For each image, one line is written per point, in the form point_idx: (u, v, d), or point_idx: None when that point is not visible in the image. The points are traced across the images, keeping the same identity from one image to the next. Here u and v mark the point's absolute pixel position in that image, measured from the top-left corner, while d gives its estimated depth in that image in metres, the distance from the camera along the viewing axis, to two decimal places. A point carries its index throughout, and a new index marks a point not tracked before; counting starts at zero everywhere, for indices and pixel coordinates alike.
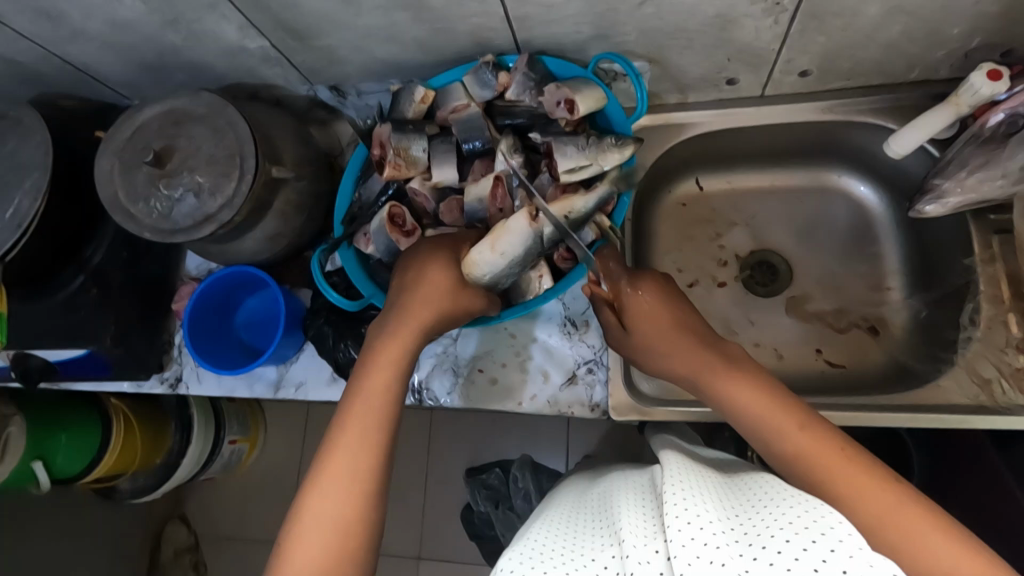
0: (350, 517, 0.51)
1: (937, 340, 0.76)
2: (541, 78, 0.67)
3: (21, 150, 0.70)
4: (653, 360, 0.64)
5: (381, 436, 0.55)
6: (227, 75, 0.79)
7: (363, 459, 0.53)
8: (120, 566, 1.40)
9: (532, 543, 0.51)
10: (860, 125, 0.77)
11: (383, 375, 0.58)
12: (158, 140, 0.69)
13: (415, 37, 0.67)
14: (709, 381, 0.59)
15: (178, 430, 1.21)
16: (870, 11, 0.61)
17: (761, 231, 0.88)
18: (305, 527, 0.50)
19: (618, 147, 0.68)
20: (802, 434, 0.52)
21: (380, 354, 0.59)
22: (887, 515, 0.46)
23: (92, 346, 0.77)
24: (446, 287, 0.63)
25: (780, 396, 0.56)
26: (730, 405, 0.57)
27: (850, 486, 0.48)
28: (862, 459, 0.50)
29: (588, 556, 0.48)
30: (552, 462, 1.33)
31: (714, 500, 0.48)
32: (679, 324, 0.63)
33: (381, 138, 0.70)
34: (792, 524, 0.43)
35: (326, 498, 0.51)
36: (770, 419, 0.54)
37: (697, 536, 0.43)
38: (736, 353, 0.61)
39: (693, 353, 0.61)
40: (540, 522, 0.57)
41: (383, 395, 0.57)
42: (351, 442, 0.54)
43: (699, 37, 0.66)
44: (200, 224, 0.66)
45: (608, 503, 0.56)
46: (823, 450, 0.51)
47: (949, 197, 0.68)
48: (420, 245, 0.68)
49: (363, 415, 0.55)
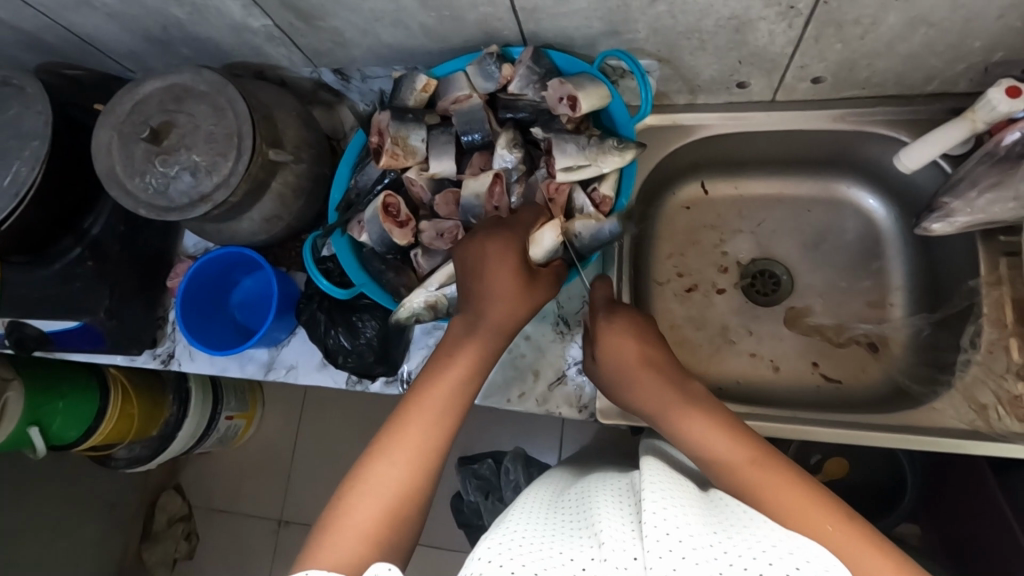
0: (394, 511, 0.49)
1: (936, 361, 0.74)
2: (546, 72, 0.66)
3: (23, 119, 0.70)
4: (621, 391, 0.63)
5: (449, 430, 0.54)
6: (232, 53, 0.78)
7: (426, 449, 0.52)
8: (112, 531, 1.42)
9: (507, 533, 0.50)
10: (873, 136, 0.75)
11: (461, 371, 0.57)
12: (157, 115, 0.68)
13: (421, 23, 0.65)
14: (674, 420, 0.58)
15: (175, 404, 1.22)
16: (891, 20, 0.59)
17: (765, 239, 0.87)
18: (357, 504, 0.48)
19: (620, 150, 0.67)
20: (759, 473, 0.51)
21: (463, 351, 0.58)
22: (855, 557, 0.44)
23: (86, 318, 0.77)
24: (517, 287, 0.61)
25: (740, 433, 0.54)
26: (696, 449, 0.55)
27: (817, 528, 0.46)
28: (823, 499, 0.48)
29: (565, 553, 0.47)
30: (543, 456, 1.34)
31: (696, 512, 0.48)
32: (646, 359, 0.63)
33: (380, 126, 0.69)
34: (772, 547, 0.42)
35: (381, 479, 0.50)
36: (731, 461, 0.53)
37: (676, 550, 0.43)
38: (698, 390, 0.59)
39: (660, 388, 0.60)
40: (513, 513, 0.56)
41: (460, 392, 0.56)
42: (418, 432, 0.52)
43: (712, 38, 0.64)
44: (195, 203, 0.65)
45: (591, 505, 0.54)
46: (785, 490, 0.49)
47: (958, 216, 0.66)
48: (482, 236, 0.63)
49: (424, 412, 0.54)
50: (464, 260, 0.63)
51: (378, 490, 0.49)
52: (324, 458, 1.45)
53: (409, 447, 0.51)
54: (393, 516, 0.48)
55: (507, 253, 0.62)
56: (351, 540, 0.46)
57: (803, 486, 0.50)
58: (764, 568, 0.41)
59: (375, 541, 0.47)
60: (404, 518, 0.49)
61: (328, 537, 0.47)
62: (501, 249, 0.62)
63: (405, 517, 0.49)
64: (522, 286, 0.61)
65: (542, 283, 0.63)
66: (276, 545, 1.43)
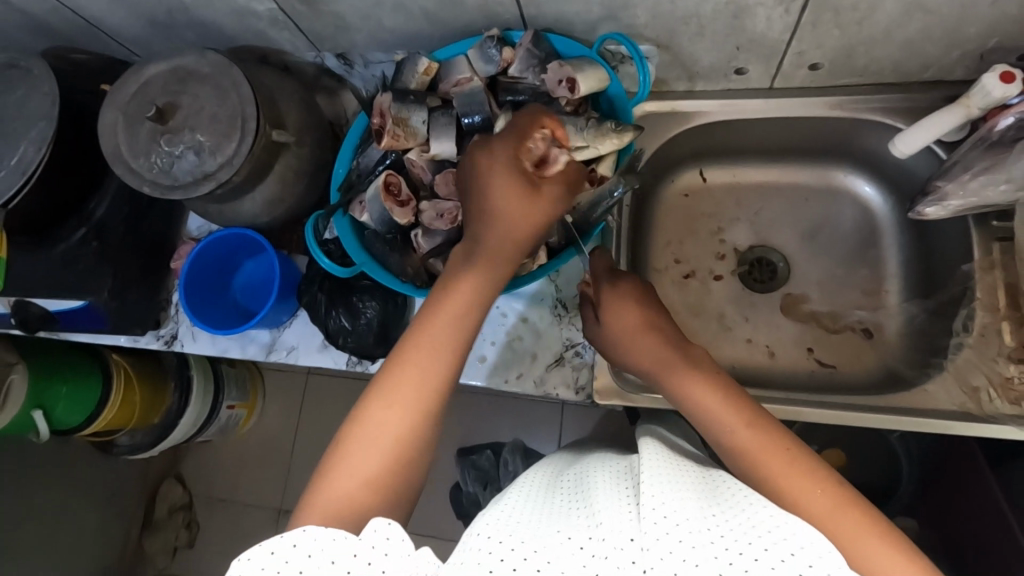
0: (391, 456, 0.50)
1: (930, 346, 0.75)
2: (546, 56, 0.67)
3: (29, 100, 0.71)
4: (620, 352, 0.65)
5: (448, 372, 0.54)
6: (236, 37, 0.79)
7: (423, 391, 0.53)
8: (114, 517, 1.43)
9: (504, 514, 0.51)
10: (869, 124, 0.76)
11: (459, 305, 0.57)
12: (162, 96, 0.69)
13: (423, 7, 0.66)
14: (672, 379, 0.59)
15: (176, 393, 1.23)
16: (886, 6, 0.60)
17: (762, 227, 0.87)
18: (356, 453, 0.50)
19: (618, 132, 0.68)
20: (753, 432, 0.52)
21: (460, 283, 0.58)
22: (834, 521, 0.46)
23: (91, 298, 0.78)
24: (520, 200, 0.60)
25: (738, 398, 0.55)
26: (691, 407, 0.57)
27: (801, 493, 0.48)
28: (812, 465, 0.50)
29: (563, 531, 0.47)
30: (542, 446, 1.35)
31: (694, 496, 0.49)
32: (648, 324, 0.64)
33: (381, 107, 0.70)
34: (767, 533, 0.43)
35: (379, 425, 0.51)
36: (726, 420, 0.54)
37: (674, 534, 0.44)
38: (700, 353, 0.61)
39: (660, 351, 0.62)
40: (511, 493, 0.57)
41: (457, 327, 0.56)
42: (415, 376, 0.53)
43: (710, 24, 0.65)
44: (199, 182, 0.66)
45: (589, 485, 0.55)
46: (774, 454, 0.51)
47: (951, 199, 0.68)
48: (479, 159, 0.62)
49: (422, 351, 0.54)
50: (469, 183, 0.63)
51: (377, 437, 0.51)
52: (325, 448, 1.46)
53: (407, 391, 0.52)
54: (393, 462, 0.50)
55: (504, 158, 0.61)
56: (352, 487, 0.49)
57: (793, 451, 0.51)
58: (760, 555, 0.41)
59: (376, 487, 0.49)
60: (404, 461, 0.51)
61: (329, 480, 0.49)
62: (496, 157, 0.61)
63: (406, 460, 0.51)
64: (525, 199, 0.60)
65: (547, 193, 0.61)
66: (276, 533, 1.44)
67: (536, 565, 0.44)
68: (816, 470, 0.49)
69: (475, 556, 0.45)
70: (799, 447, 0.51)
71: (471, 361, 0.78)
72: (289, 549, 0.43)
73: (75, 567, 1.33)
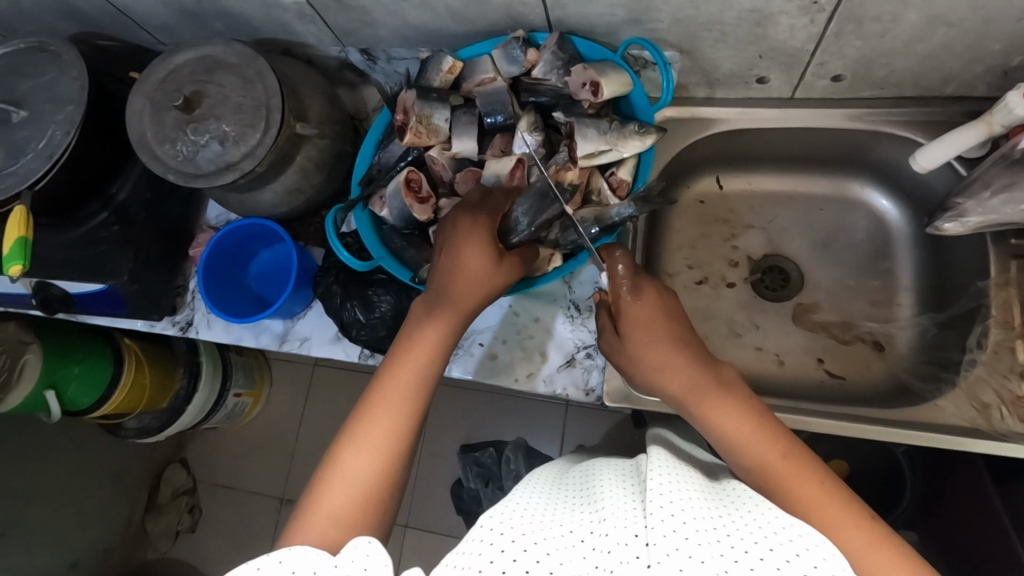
0: (366, 497, 0.51)
1: (940, 360, 0.75)
2: (569, 58, 0.67)
3: (59, 85, 0.73)
4: (639, 369, 0.62)
5: (418, 408, 0.56)
6: (262, 29, 0.80)
7: (393, 431, 0.54)
8: (118, 499, 1.44)
9: (511, 506, 0.51)
10: (888, 136, 0.76)
11: (424, 352, 0.59)
12: (189, 84, 0.70)
13: (449, 5, 0.67)
14: (700, 406, 0.57)
15: (185, 376, 1.24)
16: (911, 19, 0.60)
17: (776, 236, 0.88)
18: (331, 489, 0.51)
19: (640, 135, 0.68)
20: (782, 461, 0.52)
21: (424, 332, 0.60)
22: (858, 553, 0.46)
23: (110, 281, 0.79)
24: (483, 270, 0.62)
25: (772, 426, 0.54)
26: (716, 435, 0.56)
27: (828, 522, 0.48)
28: (843, 496, 0.49)
29: (566, 525, 0.49)
30: (544, 447, 1.35)
31: (701, 497, 0.49)
32: (675, 339, 0.61)
33: (406, 104, 0.71)
34: (774, 532, 0.44)
35: (354, 464, 0.52)
36: (757, 454, 0.53)
37: (680, 530, 0.44)
38: (732, 377, 0.58)
39: (689, 373, 0.59)
40: (520, 488, 0.57)
41: (422, 375, 0.57)
42: (386, 414, 0.55)
43: (733, 31, 0.65)
44: (222, 171, 0.67)
45: (593, 483, 0.55)
46: (808, 487, 0.50)
47: (970, 216, 0.67)
48: (446, 223, 0.65)
49: (395, 392, 0.56)
50: (442, 236, 0.65)
51: (352, 476, 0.51)
52: (328, 438, 1.47)
53: (378, 430, 0.54)
54: (367, 497, 0.51)
55: (471, 230, 0.63)
56: (329, 522, 0.49)
57: (827, 486, 0.50)
58: (765, 554, 0.42)
59: (351, 522, 0.50)
60: (380, 494, 0.52)
61: (307, 516, 0.50)
62: (472, 222, 0.63)
63: (381, 496, 0.52)
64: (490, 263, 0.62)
65: (508, 264, 0.64)
66: (277, 521, 1.45)
67: (536, 555, 0.45)
68: (850, 502, 0.49)
69: (476, 547, 0.46)
70: (831, 480, 0.50)
71: (482, 358, 0.78)
72: (275, 565, 0.43)
73: (80, 545, 1.35)
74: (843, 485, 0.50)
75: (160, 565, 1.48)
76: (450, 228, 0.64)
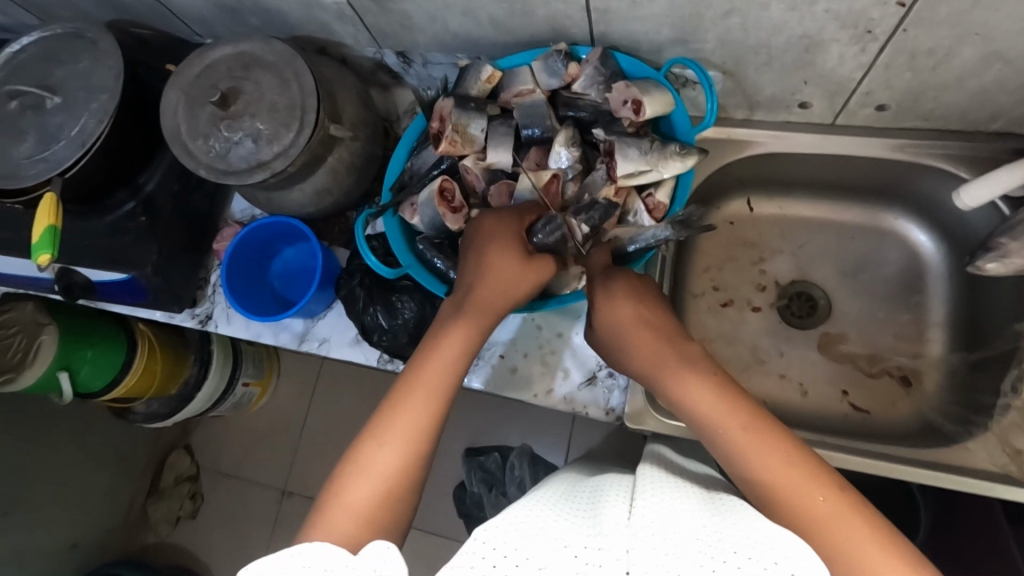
0: (383, 495, 0.50)
1: (972, 403, 0.73)
2: (611, 74, 0.67)
3: (95, 73, 0.73)
4: (618, 350, 0.63)
5: (443, 407, 0.55)
6: (299, 27, 0.80)
7: (417, 429, 0.53)
8: (120, 482, 1.44)
9: (508, 518, 0.49)
10: (930, 169, 0.75)
11: (451, 351, 0.57)
12: (226, 80, 0.70)
13: (493, 15, 0.66)
14: (667, 380, 0.57)
15: (195, 365, 1.23)
16: (966, 54, 0.58)
17: (805, 261, 0.87)
18: (352, 484, 0.50)
19: (682, 155, 0.67)
20: (838, 518, 0.45)
21: (451, 331, 0.58)
22: (836, 529, 0.45)
23: (133, 272, 0.78)
24: (516, 272, 0.61)
25: (736, 398, 0.53)
26: (686, 407, 0.55)
27: (802, 497, 0.47)
28: (814, 466, 0.48)
29: (561, 538, 0.46)
30: (550, 456, 1.34)
31: (695, 511, 0.48)
32: (642, 320, 0.61)
33: (442, 112, 0.70)
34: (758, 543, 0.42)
35: (376, 459, 0.51)
36: (720, 425, 0.52)
37: (666, 546, 0.43)
38: (698, 355, 0.58)
39: (656, 350, 0.59)
40: (522, 501, 0.54)
41: (448, 374, 0.56)
42: (411, 411, 0.53)
43: (781, 55, 0.64)
44: (253, 169, 0.67)
45: (598, 500, 0.53)
46: (778, 466, 0.49)
47: (1012, 257, 0.66)
48: (472, 222, 0.67)
49: (421, 391, 0.55)
50: (470, 236, 0.65)
51: (375, 471, 0.51)
52: (335, 433, 1.47)
53: (402, 426, 0.53)
54: (387, 493, 0.50)
55: (504, 228, 0.64)
56: (348, 519, 0.49)
57: (794, 458, 0.49)
58: (743, 563, 0.41)
59: (369, 517, 0.49)
60: (399, 490, 0.51)
61: (325, 514, 0.49)
62: (499, 223, 0.65)
63: (399, 494, 0.51)
64: (520, 262, 0.62)
65: (541, 262, 0.63)
66: (277, 514, 1.45)
67: (528, 570, 0.43)
68: (815, 470, 0.48)
69: (469, 560, 0.44)
70: (796, 451, 0.50)
71: (502, 370, 0.78)
72: (289, 557, 0.42)
73: (81, 527, 1.35)
74: (813, 455, 0.50)
75: (159, 550, 1.47)
76: (478, 233, 0.65)
